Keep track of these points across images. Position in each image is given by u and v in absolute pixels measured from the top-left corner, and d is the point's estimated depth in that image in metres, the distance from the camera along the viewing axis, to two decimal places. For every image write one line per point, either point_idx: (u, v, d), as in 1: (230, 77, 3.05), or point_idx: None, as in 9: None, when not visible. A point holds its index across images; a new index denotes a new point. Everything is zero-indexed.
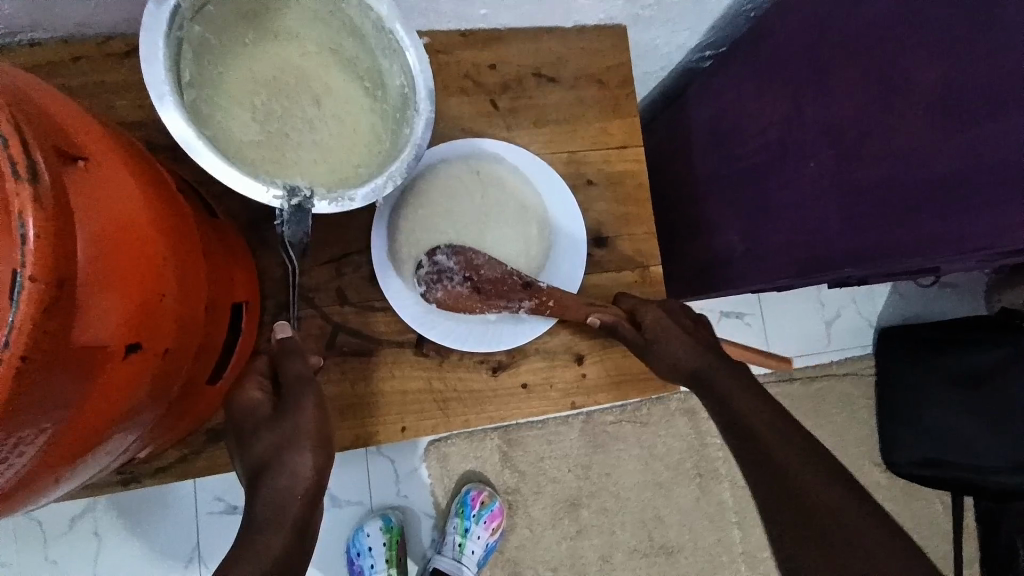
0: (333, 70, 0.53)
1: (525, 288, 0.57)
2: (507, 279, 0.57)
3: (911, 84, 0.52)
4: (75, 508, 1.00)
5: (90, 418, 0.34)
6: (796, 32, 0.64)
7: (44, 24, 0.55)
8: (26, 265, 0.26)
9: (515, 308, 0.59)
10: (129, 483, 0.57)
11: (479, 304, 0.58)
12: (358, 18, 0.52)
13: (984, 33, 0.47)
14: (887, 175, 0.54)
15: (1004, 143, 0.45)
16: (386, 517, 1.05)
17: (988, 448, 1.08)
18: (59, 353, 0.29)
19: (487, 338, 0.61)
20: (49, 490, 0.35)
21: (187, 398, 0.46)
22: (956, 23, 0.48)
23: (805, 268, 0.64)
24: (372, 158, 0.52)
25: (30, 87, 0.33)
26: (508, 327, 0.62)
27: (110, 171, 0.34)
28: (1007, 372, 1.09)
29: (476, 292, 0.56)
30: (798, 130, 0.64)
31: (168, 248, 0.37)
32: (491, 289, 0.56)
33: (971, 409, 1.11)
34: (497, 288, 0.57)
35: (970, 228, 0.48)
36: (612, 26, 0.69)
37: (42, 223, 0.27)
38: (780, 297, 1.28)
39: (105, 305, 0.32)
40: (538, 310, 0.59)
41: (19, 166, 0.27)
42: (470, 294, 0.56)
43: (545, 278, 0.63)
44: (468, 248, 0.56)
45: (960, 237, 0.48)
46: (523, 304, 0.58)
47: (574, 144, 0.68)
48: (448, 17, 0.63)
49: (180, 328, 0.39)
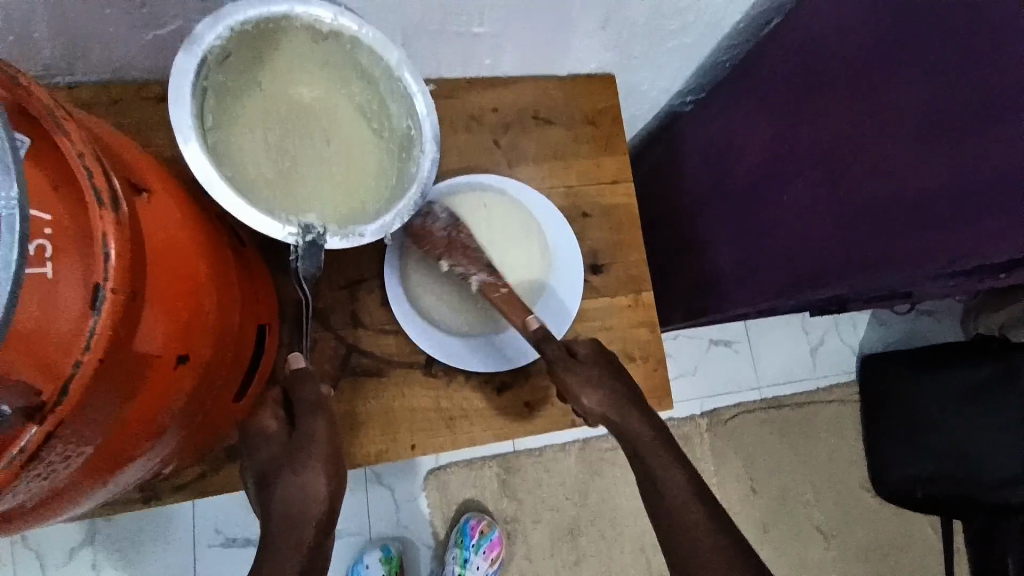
0: (343, 109, 0.58)
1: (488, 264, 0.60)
2: (478, 251, 0.60)
3: (875, 125, 0.58)
4: (73, 541, 1.00)
5: (137, 424, 0.37)
6: (773, 84, 0.71)
7: (84, 68, 0.60)
8: (108, 278, 0.30)
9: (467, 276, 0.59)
10: (149, 500, 0.59)
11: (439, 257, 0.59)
12: (368, 65, 0.56)
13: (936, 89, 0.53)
14: (863, 207, 0.59)
15: (980, 170, 0.50)
16: (385, 548, 1.05)
17: (990, 459, 1.10)
18: (123, 358, 0.32)
19: (470, 359, 0.64)
20: (88, 496, 0.38)
21: (215, 416, 0.48)
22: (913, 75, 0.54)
23: (790, 290, 0.69)
24: (379, 194, 0.57)
25: (100, 130, 0.38)
26: (494, 353, 0.65)
27: (163, 201, 0.39)
28: (1001, 387, 1.11)
29: (444, 241, 0.59)
30: (776, 168, 0.70)
31: (211, 271, 0.41)
32: (458, 251, 0.59)
33: (980, 426, 1.12)
34: (463, 250, 0.59)
35: (949, 249, 0.52)
36: (604, 73, 0.75)
37: (120, 242, 0.31)
38: (767, 325, 1.33)
39: (159, 318, 0.35)
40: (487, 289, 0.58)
41: (102, 194, 0.31)
42: (440, 241, 0.59)
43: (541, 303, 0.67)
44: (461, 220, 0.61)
45: (938, 256, 0.53)
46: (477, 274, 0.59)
47: (570, 178, 0.74)
48: (455, 66, 0.69)
49: (219, 343, 0.43)
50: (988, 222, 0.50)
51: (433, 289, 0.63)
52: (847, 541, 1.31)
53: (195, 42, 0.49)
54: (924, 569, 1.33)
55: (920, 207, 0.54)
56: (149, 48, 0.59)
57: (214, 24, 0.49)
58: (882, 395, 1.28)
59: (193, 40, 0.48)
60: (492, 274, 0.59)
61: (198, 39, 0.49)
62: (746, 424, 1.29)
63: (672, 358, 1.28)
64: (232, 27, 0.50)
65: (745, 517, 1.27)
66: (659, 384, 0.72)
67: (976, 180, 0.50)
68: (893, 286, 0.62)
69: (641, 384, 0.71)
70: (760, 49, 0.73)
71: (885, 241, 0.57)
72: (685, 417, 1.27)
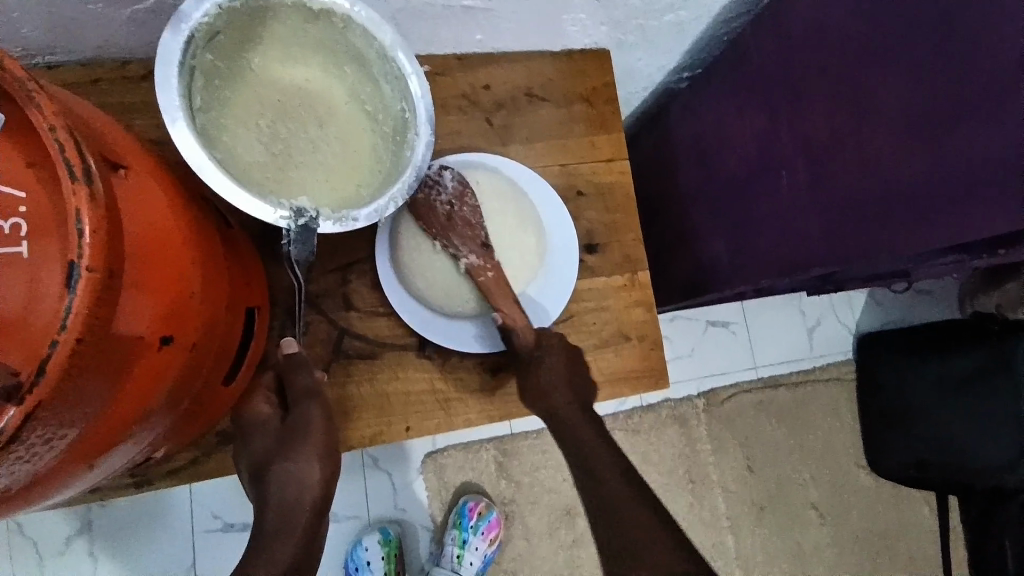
0: (337, 92, 0.57)
1: (482, 245, 0.61)
2: (477, 229, 0.61)
3: (874, 111, 0.57)
4: (71, 528, 1.00)
5: (123, 407, 0.36)
6: (769, 59, 0.69)
7: (63, 47, 0.58)
8: (83, 257, 0.29)
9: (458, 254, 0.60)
10: (141, 485, 0.58)
11: (435, 231, 0.60)
12: (361, 45, 0.54)
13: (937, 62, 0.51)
14: (861, 183, 0.58)
15: (976, 145, 0.49)
16: (384, 530, 1.06)
17: (982, 448, 1.10)
18: (105, 339, 0.32)
19: (461, 339, 0.64)
20: (74, 481, 0.37)
21: (205, 401, 0.47)
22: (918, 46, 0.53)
23: (787, 269, 0.68)
24: (373, 180, 0.55)
25: (76, 105, 0.36)
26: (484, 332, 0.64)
27: (144, 179, 0.37)
28: (993, 378, 1.10)
29: (443, 215, 0.60)
30: (773, 145, 0.69)
31: (196, 252, 0.40)
32: (456, 228, 0.60)
33: (967, 412, 1.12)
34: (462, 227, 0.60)
35: (937, 232, 0.51)
36: (598, 50, 0.74)
37: (95, 220, 0.30)
38: (764, 307, 1.33)
39: (141, 299, 0.34)
40: (473, 272, 0.60)
41: (75, 169, 0.30)
42: (439, 214, 0.60)
43: (532, 285, 0.66)
44: (468, 193, 0.61)
45: (937, 237, 0.51)
46: (468, 256, 0.60)
47: (565, 157, 0.73)
48: (445, 42, 0.67)
49: (206, 326, 0.42)
50: (978, 204, 0.48)
51: (416, 270, 0.62)
52: (842, 519, 1.32)
53: (182, 20, 0.47)
54: (916, 546, 1.35)
55: (911, 194, 0.53)
56: (130, 25, 0.57)
57: (201, 1, 0.47)
58: (877, 377, 1.29)
59: (179, 18, 0.47)
60: (483, 256, 0.60)
61: (184, 17, 0.47)
62: (742, 405, 1.30)
63: (669, 340, 1.27)
64: (220, 5, 0.48)
65: (741, 496, 1.28)
66: (655, 365, 0.71)
67: (970, 160, 0.49)
68: (890, 264, 0.61)
69: (636, 365, 0.71)
70: (758, 22, 0.71)
71: (880, 222, 0.56)
72: (682, 398, 1.27)
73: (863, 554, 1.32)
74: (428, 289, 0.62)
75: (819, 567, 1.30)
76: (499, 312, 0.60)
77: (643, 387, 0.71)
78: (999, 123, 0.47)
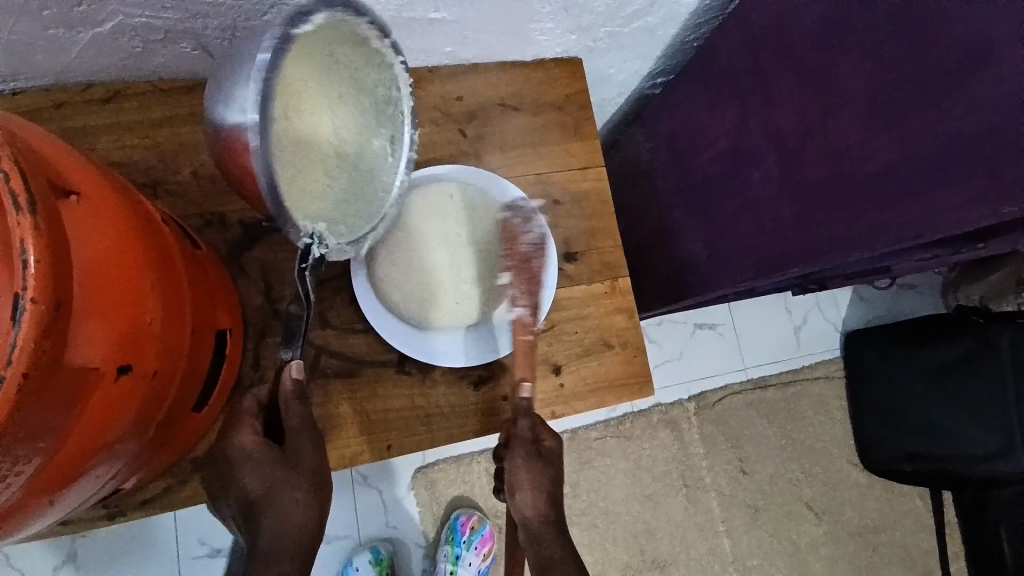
0: (320, 99, 0.47)
1: (535, 305, 0.63)
2: (538, 286, 0.64)
3: (838, 93, 0.58)
4: (54, 559, 0.97)
5: (81, 440, 0.35)
6: (735, 58, 0.69)
7: (26, 73, 0.57)
8: (28, 287, 0.28)
9: (516, 302, 0.63)
10: (114, 517, 0.57)
11: (508, 267, 0.62)
12: (373, 83, 0.50)
13: (916, 32, 0.51)
14: (831, 177, 0.59)
15: (934, 136, 0.50)
16: (375, 549, 1.04)
17: (974, 437, 1.10)
18: (56, 372, 0.31)
19: (421, 347, 0.62)
20: (36, 519, 0.35)
21: (173, 426, 0.46)
22: (893, 29, 0.53)
23: (765, 270, 0.68)
24: (339, 211, 0.49)
25: (26, 133, 0.35)
26: (449, 346, 0.63)
27: (99, 202, 0.36)
28: (981, 364, 1.10)
29: (522, 256, 0.63)
30: (745, 143, 0.69)
31: (156, 276, 0.39)
32: (522, 275, 0.63)
33: (948, 400, 1.14)
34: (529, 277, 0.63)
35: (936, 209, 0.50)
36: (569, 58, 0.74)
37: (40, 250, 0.29)
38: (750, 306, 1.33)
39: (92, 329, 0.33)
40: (520, 322, 0.62)
41: (20, 197, 0.29)
42: (523, 253, 0.63)
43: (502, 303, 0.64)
44: (546, 248, 0.65)
45: (929, 214, 0.50)
46: (521, 306, 0.63)
47: (540, 166, 0.72)
48: (414, 54, 0.66)
49: (168, 351, 0.41)
50: (938, 196, 0.50)
51: (411, 295, 0.61)
52: (837, 518, 1.32)
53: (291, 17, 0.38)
54: (914, 542, 1.35)
55: (890, 176, 0.53)
56: (91, 47, 0.56)
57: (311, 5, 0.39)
58: (865, 373, 1.29)
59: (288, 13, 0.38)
60: (533, 315, 0.63)
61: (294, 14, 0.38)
62: (732, 406, 1.29)
63: (656, 344, 1.27)
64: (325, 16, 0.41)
65: (735, 498, 1.27)
66: (639, 370, 0.71)
67: (940, 147, 0.49)
68: (865, 259, 0.61)
69: (620, 371, 0.70)
70: (725, 25, 0.71)
71: (857, 216, 0.56)
72: (673, 402, 1.26)
73: (860, 551, 1.32)
74: (402, 300, 0.61)
75: (816, 566, 1.29)
76: (525, 385, 0.60)
77: (627, 395, 0.70)
78: (974, 103, 0.47)
